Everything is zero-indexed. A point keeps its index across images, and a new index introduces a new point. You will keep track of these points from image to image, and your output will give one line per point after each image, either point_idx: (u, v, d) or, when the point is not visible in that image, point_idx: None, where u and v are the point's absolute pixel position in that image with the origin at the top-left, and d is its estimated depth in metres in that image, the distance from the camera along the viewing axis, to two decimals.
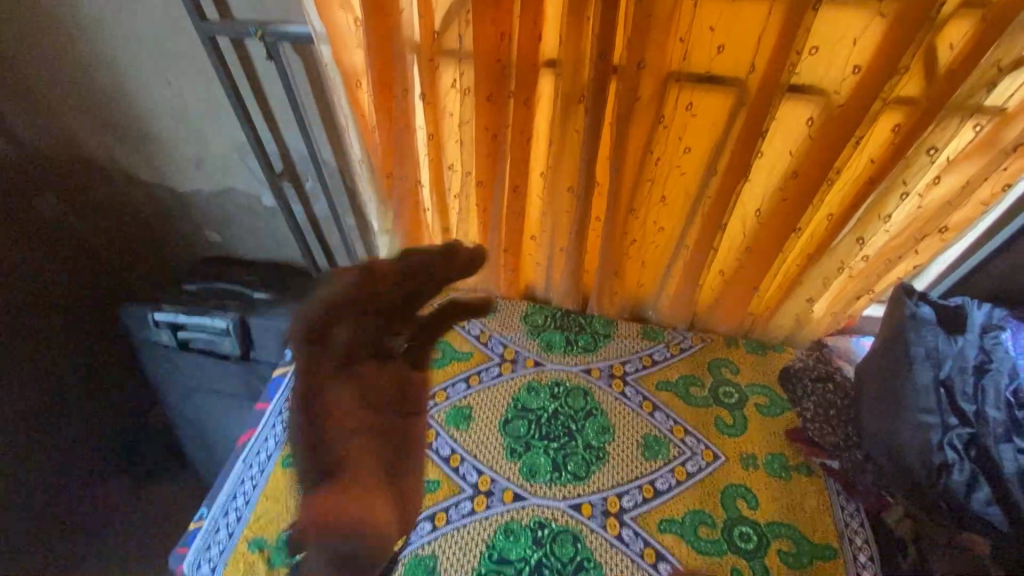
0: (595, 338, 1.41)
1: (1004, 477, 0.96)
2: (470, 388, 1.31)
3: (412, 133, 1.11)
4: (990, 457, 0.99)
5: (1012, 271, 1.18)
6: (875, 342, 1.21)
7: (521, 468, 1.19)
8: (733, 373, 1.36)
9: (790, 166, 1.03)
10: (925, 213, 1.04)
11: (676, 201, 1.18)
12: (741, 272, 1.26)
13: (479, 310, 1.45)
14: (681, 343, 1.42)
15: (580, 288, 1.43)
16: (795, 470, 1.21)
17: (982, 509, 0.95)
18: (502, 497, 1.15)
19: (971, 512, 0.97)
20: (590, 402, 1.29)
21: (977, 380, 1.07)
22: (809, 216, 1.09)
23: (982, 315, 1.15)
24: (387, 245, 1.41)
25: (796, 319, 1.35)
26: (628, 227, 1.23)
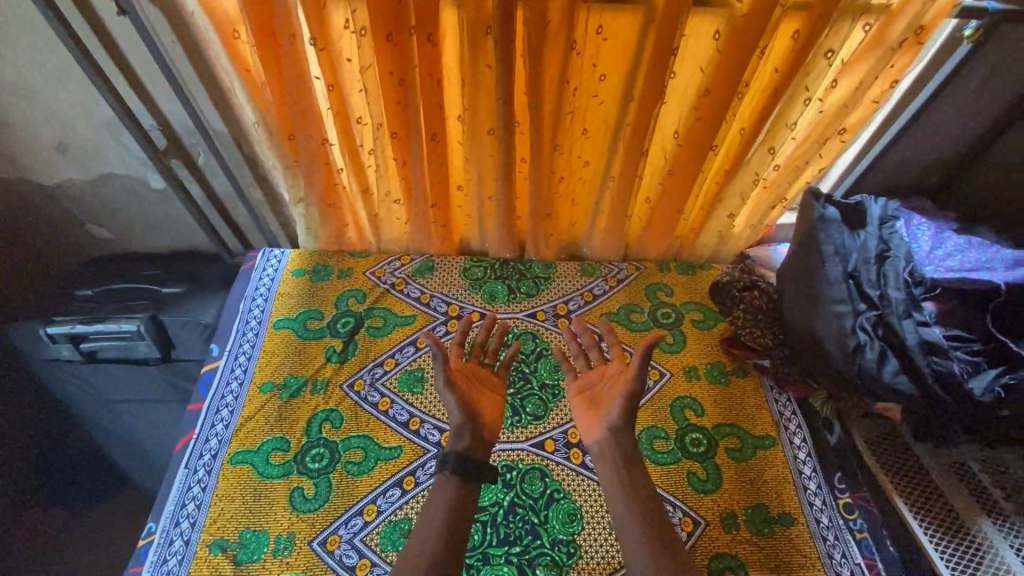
0: (536, 282, 1.42)
1: (909, 349, 1.08)
2: (419, 350, 1.28)
3: (308, 86, 1.01)
4: (895, 332, 1.10)
5: (903, 164, 1.28)
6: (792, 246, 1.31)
7: None
8: (667, 295, 1.43)
9: (702, 84, 1.04)
10: (825, 117, 1.10)
11: (597, 134, 1.17)
12: (666, 197, 1.29)
13: (415, 271, 1.41)
14: (617, 274, 1.46)
15: (513, 234, 1.41)
16: (733, 374, 1.31)
17: (892, 380, 1.07)
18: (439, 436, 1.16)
19: (883, 383, 1.08)
20: (539, 344, 1.32)
21: (880, 268, 1.17)
22: (723, 133, 1.12)
23: (879, 209, 1.25)
24: (304, 215, 1.31)
25: (719, 236, 1.42)
26: (553, 164, 1.21)
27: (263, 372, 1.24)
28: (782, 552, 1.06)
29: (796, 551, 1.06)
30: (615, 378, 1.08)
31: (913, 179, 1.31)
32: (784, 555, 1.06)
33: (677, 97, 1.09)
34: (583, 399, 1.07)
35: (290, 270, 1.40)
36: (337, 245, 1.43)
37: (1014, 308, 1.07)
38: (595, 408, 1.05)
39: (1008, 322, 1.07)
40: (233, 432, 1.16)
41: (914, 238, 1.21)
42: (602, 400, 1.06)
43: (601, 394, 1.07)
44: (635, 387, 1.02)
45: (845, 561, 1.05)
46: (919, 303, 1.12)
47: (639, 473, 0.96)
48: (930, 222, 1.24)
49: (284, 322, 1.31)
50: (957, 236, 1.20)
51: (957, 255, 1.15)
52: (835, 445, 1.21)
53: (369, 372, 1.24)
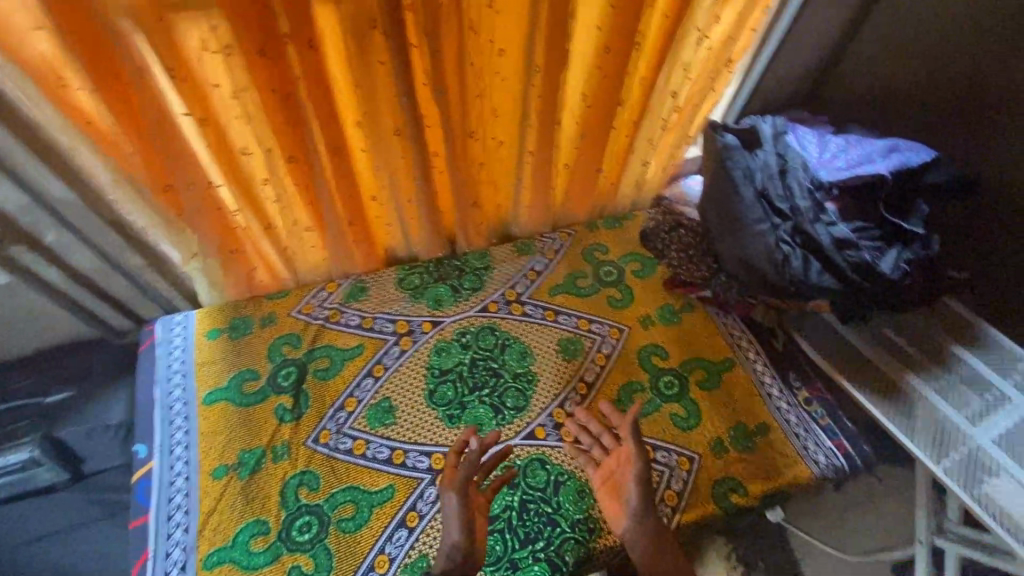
0: (477, 275, 1.37)
1: (825, 249, 1.19)
2: (379, 379, 1.19)
3: (174, 125, 0.85)
4: (811, 235, 1.21)
5: (781, 81, 1.38)
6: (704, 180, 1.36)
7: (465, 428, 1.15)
8: (604, 253, 1.46)
9: (599, 41, 1.02)
10: (714, 52, 1.14)
11: (508, 112, 1.12)
12: (583, 159, 1.29)
13: (347, 297, 1.30)
14: (553, 246, 1.45)
15: (440, 231, 1.34)
16: (682, 311, 1.37)
17: (818, 279, 1.19)
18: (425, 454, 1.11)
19: (812, 284, 1.19)
20: (500, 335, 1.28)
21: (784, 181, 1.27)
22: (626, 86, 1.13)
23: (769, 127, 1.35)
24: (203, 270, 1.14)
25: (636, 184, 1.46)
26: (468, 151, 1.15)
27: (209, 458, 1.08)
28: (768, 460, 1.15)
29: (778, 454, 1.16)
30: (626, 461, 1.05)
31: (790, 92, 1.43)
32: (771, 462, 1.15)
33: (579, 57, 1.06)
34: (604, 488, 1.04)
35: (202, 334, 1.23)
36: (249, 292, 1.27)
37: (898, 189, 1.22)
38: (618, 496, 1.03)
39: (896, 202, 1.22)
40: (197, 535, 1.01)
41: (804, 147, 1.32)
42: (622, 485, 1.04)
43: (620, 481, 1.04)
44: (644, 469, 1.00)
45: (819, 448, 1.17)
46: (824, 205, 1.23)
47: (671, 553, 0.96)
48: (808, 129, 1.37)
49: (215, 395, 1.16)
50: (834, 137, 1.33)
51: (842, 153, 1.28)
52: (783, 349, 1.33)
53: (332, 419, 1.14)
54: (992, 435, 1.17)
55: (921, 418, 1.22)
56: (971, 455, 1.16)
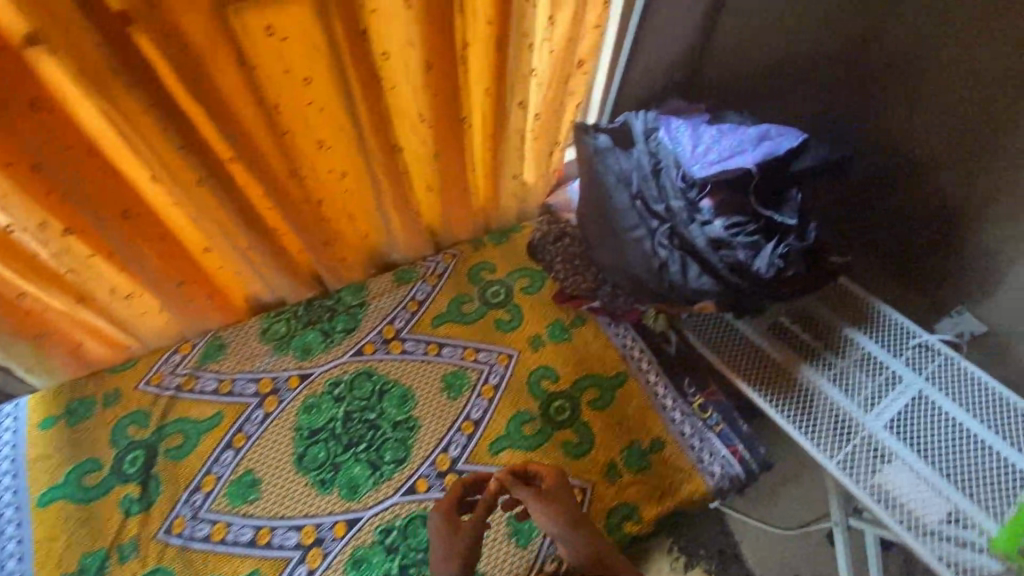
0: (351, 315, 1.26)
1: (701, 251, 1.14)
2: (240, 450, 1.09)
3: None
4: (685, 237, 1.16)
5: (654, 70, 1.30)
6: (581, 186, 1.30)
7: (339, 492, 1.06)
8: (490, 271, 1.37)
9: (419, 58, 0.91)
10: (559, 55, 1.04)
11: (338, 143, 1.00)
12: (444, 178, 1.18)
13: (204, 358, 1.18)
14: (436, 269, 1.35)
15: (300, 273, 1.23)
16: (573, 327, 1.30)
17: (697, 282, 1.14)
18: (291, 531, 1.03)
19: (692, 288, 1.15)
20: (377, 380, 1.19)
21: (657, 181, 1.21)
22: (465, 101, 1.03)
23: (641, 124, 1.27)
24: (13, 358, 1.02)
25: (516, 196, 1.37)
26: (301, 190, 1.04)
27: (47, 569, 0.99)
28: (661, 480, 1.11)
29: (671, 471, 1.12)
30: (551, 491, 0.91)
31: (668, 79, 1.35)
32: (663, 482, 1.11)
33: (402, 75, 0.93)
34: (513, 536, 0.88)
35: (35, 424, 1.10)
36: (88, 368, 1.15)
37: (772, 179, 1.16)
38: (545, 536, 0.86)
39: (769, 192, 1.17)
40: None
41: (676, 141, 1.24)
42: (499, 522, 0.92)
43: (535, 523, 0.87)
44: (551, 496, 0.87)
45: (714, 458, 1.14)
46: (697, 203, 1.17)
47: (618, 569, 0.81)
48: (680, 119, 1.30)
49: (52, 494, 1.04)
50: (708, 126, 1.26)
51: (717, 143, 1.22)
52: (676, 354, 1.28)
53: (188, 504, 1.04)
54: (884, 421, 1.16)
55: (816, 411, 1.19)
56: (867, 444, 1.14)
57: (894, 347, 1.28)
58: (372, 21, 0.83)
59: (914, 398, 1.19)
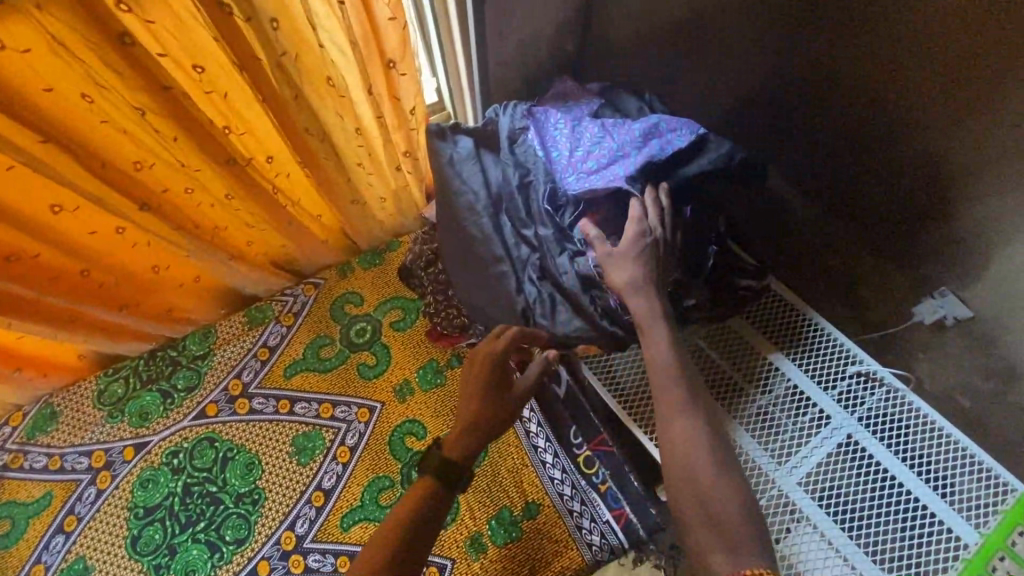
0: (194, 368, 1.13)
1: (571, 291, 0.90)
2: (71, 535, 1.01)
3: None
4: (554, 275, 0.92)
5: (528, 46, 1.03)
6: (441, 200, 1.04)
7: None
8: (357, 305, 1.18)
9: (135, 100, 0.70)
10: (348, 63, 0.80)
11: (87, 204, 0.81)
12: (259, 212, 0.98)
13: (35, 431, 1.09)
14: (293, 307, 1.18)
15: (124, 331, 1.07)
16: (448, 368, 1.13)
17: (566, 329, 0.91)
18: None
19: (563, 335, 0.92)
20: (220, 447, 1.06)
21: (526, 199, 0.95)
22: (236, 133, 0.82)
23: (508, 121, 1.01)
24: None
25: (379, 216, 1.16)
26: (66, 258, 0.87)
27: None
28: (530, 553, 0.99)
29: (539, 544, 0.99)
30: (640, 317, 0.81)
31: (550, 53, 1.07)
32: (529, 555, 0.99)
33: (123, 119, 0.72)
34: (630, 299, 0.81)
35: None
36: None
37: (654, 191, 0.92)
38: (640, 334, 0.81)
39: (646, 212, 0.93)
40: None
41: (549, 145, 0.97)
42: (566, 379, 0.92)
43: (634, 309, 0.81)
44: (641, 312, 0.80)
45: (594, 526, 1.00)
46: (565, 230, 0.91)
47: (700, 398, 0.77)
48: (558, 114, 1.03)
49: None
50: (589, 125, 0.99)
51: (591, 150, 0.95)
52: (564, 397, 1.09)
53: None
54: (799, 477, 0.95)
55: None
56: (774, 506, 0.95)
57: (830, 375, 1.01)
58: (20, 61, 0.61)
59: (843, 446, 0.95)
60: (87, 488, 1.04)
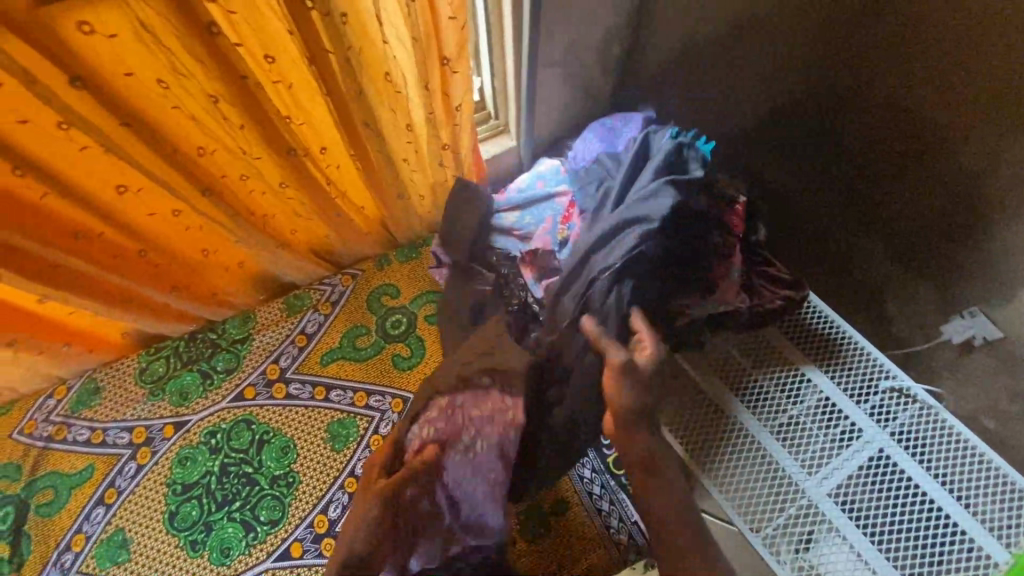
0: (233, 352, 1.15)
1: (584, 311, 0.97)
2: (111, 508, 1.04)
3: None
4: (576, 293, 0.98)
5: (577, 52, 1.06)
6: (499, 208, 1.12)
7: (210, 556, 1.01)
8: (394, 297, 1.20)
9: (208, 89, 0.73)
10: (407, 61, 0.82)
11: (149, 186, 0.84)
12: (308, 203, 1.01)
13: (78, 405, 1.12)
14: (330, 296, 1.21)
15: (169, 311, 1.10)
16: None
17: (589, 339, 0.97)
18: None
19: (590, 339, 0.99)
20: (256, 429, 1.09)
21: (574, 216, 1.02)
22: (295, 124, 0.84)
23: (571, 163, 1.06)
24: None
25: (418, 211, 1.16)
26: (126, 238, 0.90)
27: None
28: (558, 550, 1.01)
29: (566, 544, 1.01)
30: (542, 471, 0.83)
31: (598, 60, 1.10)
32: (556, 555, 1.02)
33: (194, 109, 0.75)
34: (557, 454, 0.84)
35: None
36: None
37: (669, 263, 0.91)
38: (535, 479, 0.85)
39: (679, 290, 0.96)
40: None
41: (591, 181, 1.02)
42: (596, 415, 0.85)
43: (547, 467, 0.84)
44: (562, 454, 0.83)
45: (621, 525, 1.01)
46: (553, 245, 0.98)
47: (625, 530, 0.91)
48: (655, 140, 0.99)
49: None
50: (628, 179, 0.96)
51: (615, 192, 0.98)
52: None
53: (56, 565, 1.01)
54: (828, 488, 0.94)
55: (747, 470, 0.98)
56: (802, 516, 0.94)
57: (861, 389, 1.01)
58: (106, 45, 0.64)
59: (875, 459, 0.95)
60: (127, 463, 1.07)
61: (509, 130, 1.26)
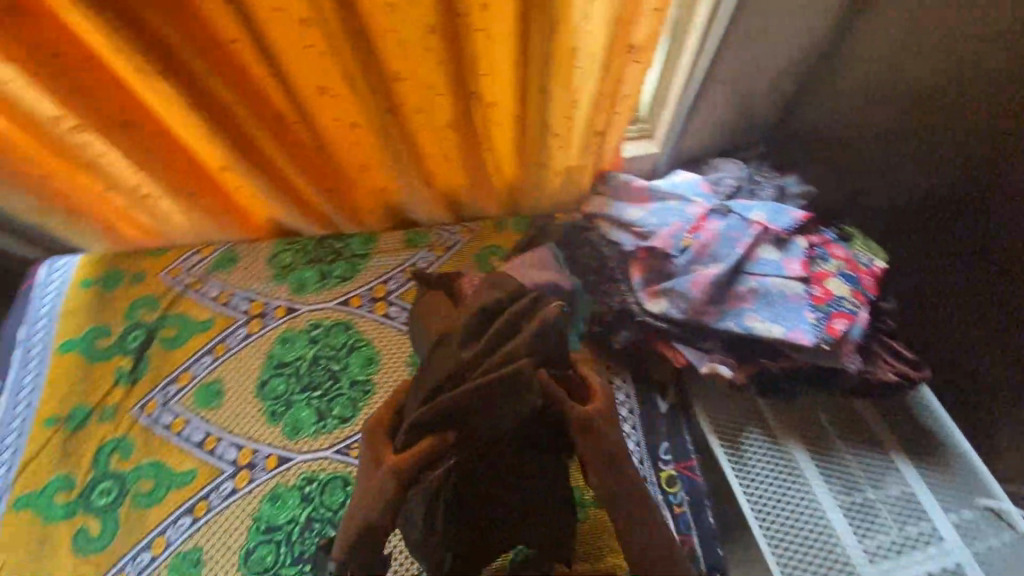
0: (352, 263, 1.27)
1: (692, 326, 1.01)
2: (218, 359, 1.18)
3: None
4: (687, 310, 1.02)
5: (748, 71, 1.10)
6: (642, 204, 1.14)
7: (283, 428, 1.11)
8: (501, 258, 1.27)
9: (422, 25, 0.82)
10: (601, 39, 0.88)
11: (345, 94, 0.95)
12: (462, 149, 1.09)
13: (216, 267, 1.27)
14: (446, 242, 1.30)
15: (313, 210, 1.23)
16: None
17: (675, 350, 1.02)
18: (232, 452, 1.09)
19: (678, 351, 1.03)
20: (352, 335, 1.19)
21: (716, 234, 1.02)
22: (480, 73, 0.92)
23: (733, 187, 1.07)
24: (60, 227, 1.15)
25: (549, 184, 1.21)
26: (307, 135, 1.03)
27: (48, 404, 1.14)
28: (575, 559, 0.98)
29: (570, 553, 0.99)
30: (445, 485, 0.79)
31: (763, 85, 1.14)
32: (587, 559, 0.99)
33: (403, 39, 0.85)
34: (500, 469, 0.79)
35: (78, 282, 1.27)
36: (126, 248, 1.28)
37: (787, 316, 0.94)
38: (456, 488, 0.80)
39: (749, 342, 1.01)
40: (14, 475, 1.07)
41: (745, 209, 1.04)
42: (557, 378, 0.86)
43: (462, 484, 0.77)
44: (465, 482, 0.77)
45: None
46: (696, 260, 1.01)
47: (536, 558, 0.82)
48: (786, 210, 1.02)
49: (71, 345, 1.19)
50: (741, 219, 1.01)
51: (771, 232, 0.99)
52: (666, 413, 1.10)
53: (161, 391, 1.15)
54: None
55: (807, 535, 0.98)
56: None
57: (954, 500, 0.99)
58: None
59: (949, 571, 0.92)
60: (241, 327, 1.21)
61: (654, 136, 1.28)
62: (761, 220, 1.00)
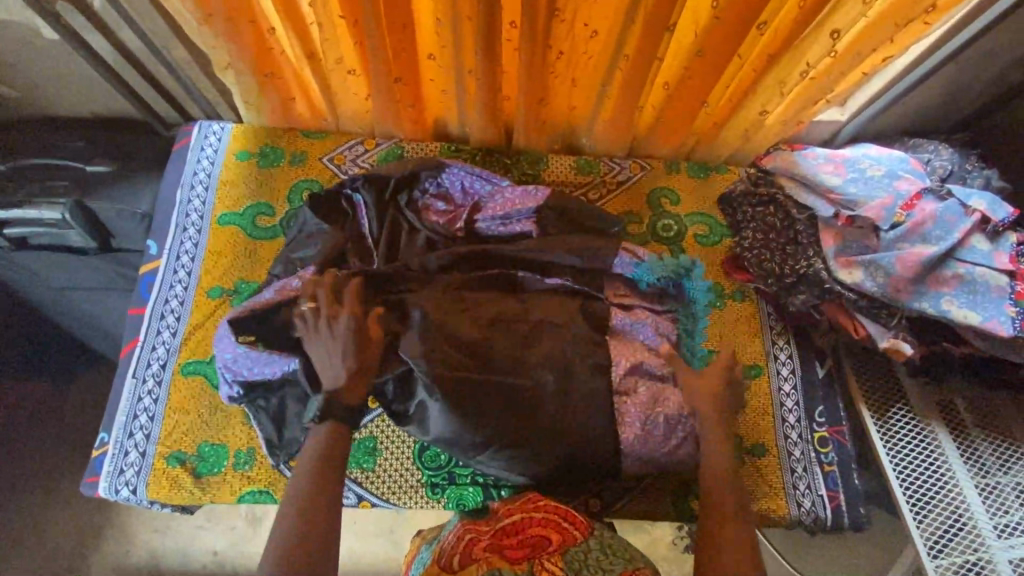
0: (523, 181, 1.22)
1: (892, 300, 1.03)
2: None
3: None
4: (894, 292, 1.02)
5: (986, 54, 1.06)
6: (824, 173, 1.12)
7: (447, 502, 1.01)
8: (672, 203, 1.24)
9: None
10: None
11: None
12: (690, 81, 1.04)
13: (381, 159, 1.20)
14: (618, 174, 1.25)
15: (499, 121, 1.17)
16: (730, 297, 1.20)
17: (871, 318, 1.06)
18: None
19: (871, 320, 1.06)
20: None
21: (930, 214, 1.03)
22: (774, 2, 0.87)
23: (939, 167, 1.10)
24: (236, 87, 1.05)
25: (745, 133, 1.18)
26: (549, 34, 0.95)
27: (210, 274, 1.10)
28: (527, 540, 0.87)
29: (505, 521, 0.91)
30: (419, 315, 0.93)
31: (989, 74, 1.10)
32: (458, 551, 0.85)
33: None
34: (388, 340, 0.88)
35: (232, 152, 1.19)
36: (286, 123, 1.20)
37: (989, 298, 0.98)
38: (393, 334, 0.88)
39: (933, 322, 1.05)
40: (181, 342, 1.05)
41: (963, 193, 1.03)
42: (643, 297, 1.09)
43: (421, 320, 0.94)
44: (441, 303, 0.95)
45: (808, 492, 1.06)
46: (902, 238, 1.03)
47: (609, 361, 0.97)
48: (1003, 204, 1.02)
49: (229, 218, 1.14)
50: (959, 205, 1.02)
51: (991, 224, 1.00)
52: (822, 378, 1.15)
53: None
54: (1013, 556, 0.97)
55: (939, 504, 1.02)
56: (969, 565, 0.97)
57: None
58: None
59: None
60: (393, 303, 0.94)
61: None
62: (980, 209, 1.01)
